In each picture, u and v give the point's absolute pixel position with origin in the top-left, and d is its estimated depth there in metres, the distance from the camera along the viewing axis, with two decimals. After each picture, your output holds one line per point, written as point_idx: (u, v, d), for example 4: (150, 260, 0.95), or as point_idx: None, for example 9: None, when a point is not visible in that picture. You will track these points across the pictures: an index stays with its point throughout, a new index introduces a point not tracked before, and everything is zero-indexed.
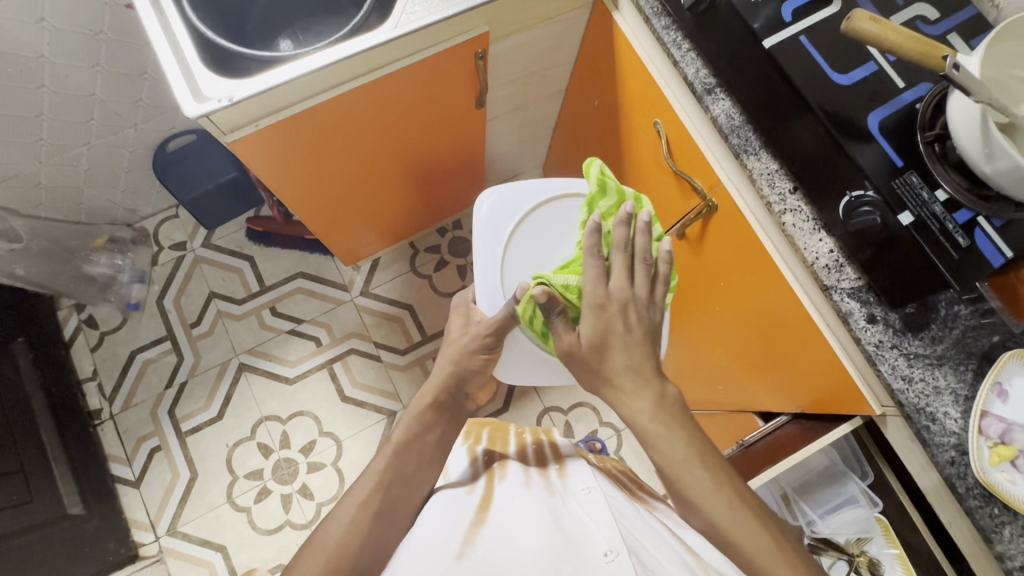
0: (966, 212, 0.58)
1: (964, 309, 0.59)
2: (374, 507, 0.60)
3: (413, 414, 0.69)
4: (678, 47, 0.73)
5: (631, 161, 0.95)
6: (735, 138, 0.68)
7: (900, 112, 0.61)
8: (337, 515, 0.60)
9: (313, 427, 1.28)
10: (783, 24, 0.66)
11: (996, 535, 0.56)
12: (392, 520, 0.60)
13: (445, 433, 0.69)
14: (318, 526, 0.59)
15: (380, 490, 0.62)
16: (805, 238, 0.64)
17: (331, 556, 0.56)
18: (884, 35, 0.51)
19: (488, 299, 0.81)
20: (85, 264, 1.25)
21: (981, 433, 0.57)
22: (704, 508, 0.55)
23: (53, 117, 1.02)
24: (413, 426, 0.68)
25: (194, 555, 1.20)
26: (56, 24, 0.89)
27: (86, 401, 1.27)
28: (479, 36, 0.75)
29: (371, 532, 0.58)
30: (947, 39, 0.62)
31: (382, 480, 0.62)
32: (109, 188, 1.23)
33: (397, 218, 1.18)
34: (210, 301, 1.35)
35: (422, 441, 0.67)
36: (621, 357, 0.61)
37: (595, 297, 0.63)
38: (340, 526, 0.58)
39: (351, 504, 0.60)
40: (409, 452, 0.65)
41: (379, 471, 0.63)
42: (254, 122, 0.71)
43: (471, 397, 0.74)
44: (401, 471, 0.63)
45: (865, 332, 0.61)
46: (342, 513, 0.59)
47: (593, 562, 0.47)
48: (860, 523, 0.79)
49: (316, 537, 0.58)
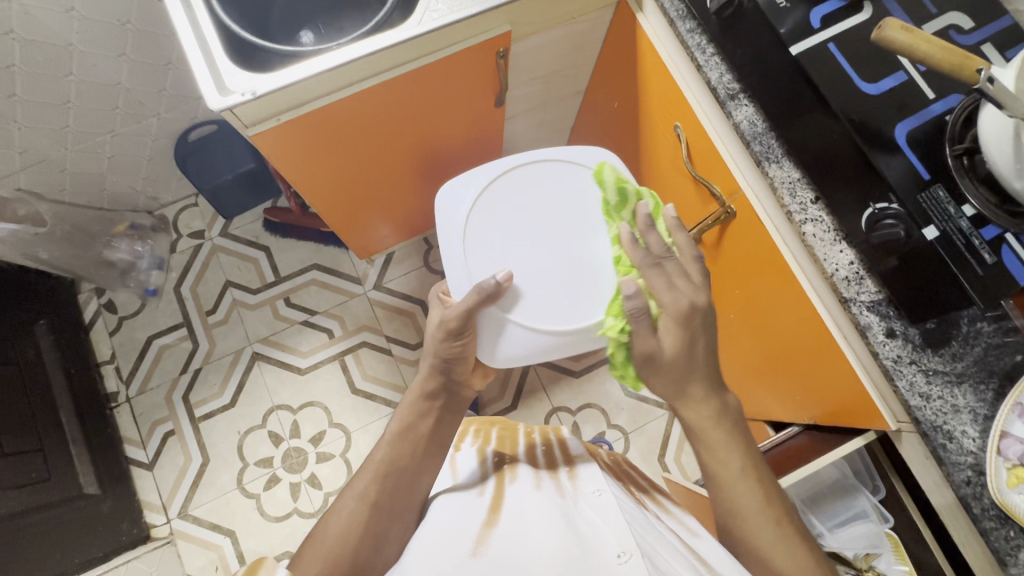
0: (993, 228, 0.56)
1: (986, 326, 0.58)
2: (371, 499, 0.62)
3: (408, 400, 0.71)
4: (702, 51, 0.72)
5: (649, 164, 0.94)
6: (757, 144, 0.68)
7: (928, 124, 0.60)
8: (338, 507, 0.62)
9: (323, 418, 1.29)
10: (811, 30, 0.65)
11: (1011, 558, 0.55)
12: (398, 517, 0.63)
13: (441, 420, 0.71)
14: (318, 524, 0.61)
15: (378, 482, 0.64)
16: (825, 248, 0.64)
17: (333, 550, 0.58)
18: (915, 45, 0.49)
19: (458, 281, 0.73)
20: (106, 249, 1.27)
21: (1000, 454, 0.55)
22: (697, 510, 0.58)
23: (79, 104, 1.03)
24: (408, 416, 0.69)
25: (203, 538, 1.22)
26: (85, 13, 0.90)
27: (103, 383, 1.29)
28: (501, 35, 0.75)
29: (375, 526, 0.60)
30: (980, 50, 0.60)
31: (380, 470, 0.65)
32: (131, 175, 1.25)
33: (413, 214, 1.18)
34: (226, 289, 1.36)
35: (416, 429, 0.69)
36: None
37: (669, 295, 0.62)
38: (341, 520, 0.60)
39: (351, 496, 0.63)
40: (405, 441, 0.67)
41: (377, 462, 0.65)
42: (276, 116, 0.71)
43: (463, 383, 0.73)
44: (397, 463, 0.65)
45: (884, 346, 0.61)
46: (341, 507, 0.62)
47: (607, 562, 0.47)
48: (870, 537, 0.77)
49: (317, 533, 0.60)
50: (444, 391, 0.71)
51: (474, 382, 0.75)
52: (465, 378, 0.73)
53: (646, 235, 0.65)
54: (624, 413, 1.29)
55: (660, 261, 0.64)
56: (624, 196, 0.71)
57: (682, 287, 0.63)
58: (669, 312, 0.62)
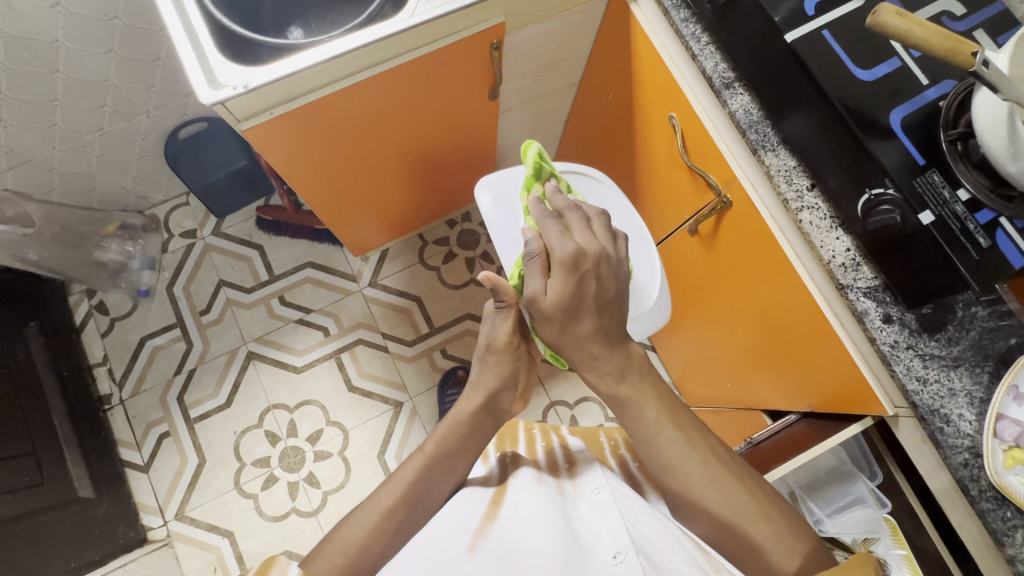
0: (988, 212, 0.57)
1: (981, 310, 0.58)
2: (398, 519, 0.61)
3: (450, 419, 0.67)
4: (696, 40, 0.73)
5: (644, 156, 0.94)
6: (753, 133, 0.69)
7: (923, 110, 0.60)
8: (359, 518, 0.61)
9: (320, 416, 1.29)
10: (807, 16, 0.65)
11: (1008, 538, 0.55)
12: (411, 528, 0.62)
13: (480, 441, 0.68)
14: (338, 527, 0.61)
15: (407, 503, 0.62)
16: (822, 236, 0.64)
17: (348, 558, 0.58)
18: (911, 30, 0.49)
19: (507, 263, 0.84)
20: (96, 250, 1.25)
21: (996, 436, 0.56)
22: (698, 501, 0.58)
23: (66, 102, 1.02)
24: (444, 428, 0.67)
25: (201, 540, 1.21)
26: (71, 9, 0.89)
27: (96, 385, 1.28)
28: (495, 26, 0.74)
29: (388, 542, 0.60)
30: (972, 36, 0.61)
31: (409, 490, 0.63)
32: (120, 174, 1.24)
33: (405, 210, 1.17)
34: (220, 289, 1.35)
35: (453, 448, 0.66)
36: (592, 322, 0.60)
37: (567, 254, 0.59)
38: (362, 531, 0.60)
39: (374, 511, 0.61)
40: (439, 465, 0.65)
41: (406, 482, 0.63)
42: (269, 110, 0.71)
43: (505, 409, 0.71)
44: (427, 482, 0.64)
45: (881, 332, 0.61)
46: (360, 521, 0.61)
47: (602, 564, 0.48)
48: (868, 523, 0.78)
49: (332, 539, 0.60)
50: (487, 412, 0.69)
51: (513, 404, 0.71)
52: (509, 406, 0.71)
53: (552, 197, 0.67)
54: None
55: (561, 216, 0.64)
56: (539, 171, 0.73)
57: (577, 237, 0.61)
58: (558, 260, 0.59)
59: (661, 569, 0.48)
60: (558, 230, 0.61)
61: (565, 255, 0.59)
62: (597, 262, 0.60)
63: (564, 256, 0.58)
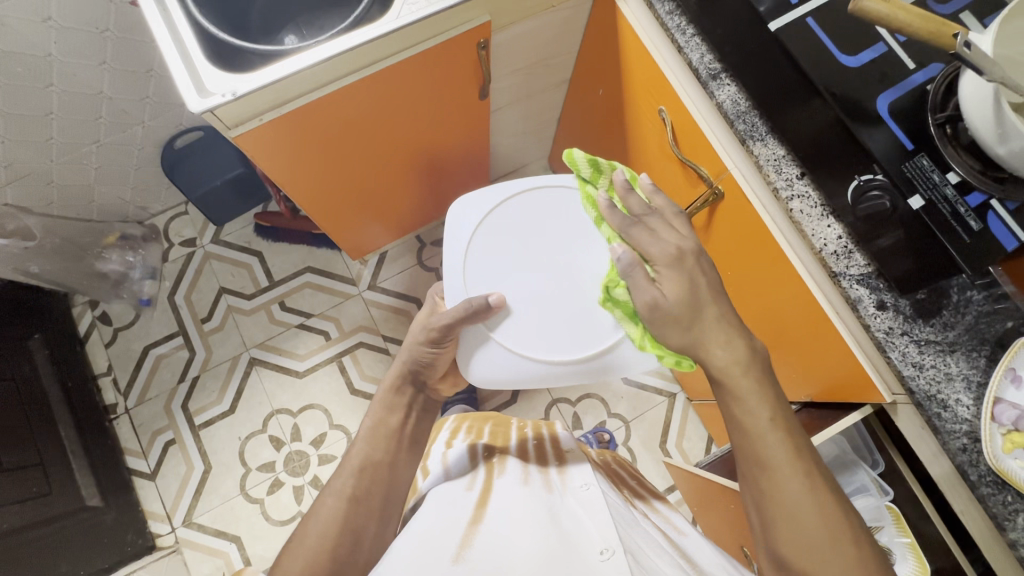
0: (978, 195, 0.56)
1: (976, 295, 0.58)
2: (348, 495, 0.63)
3: (377, 398, 0.72)
4: (682, 32, 0.74)
5: (636, 150, 0.95)
6: (741, 123, 0.69)
7: (910, 94, 0.60)
8: (318, 509, 0.63)
9: (324, 420, 1.29)
10: (789, 6, 0.65)
11: (1009, 522, 0.55)
12: (383, 516, 0.64)
13: (413, 413, 0.72)
14: (301, 522, 0.62)
15: (356, 478, 0.65)
16: (813, 224, 0.65)
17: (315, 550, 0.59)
18: (893, 14, 0.48)
19: (454, 298, 0.73)
20: (98, 261, 1.26)
21: (994, 420, 0.55)
22: None
23: (62, 115, 1.03)
24: (381, 411, 0.70)
25: (208, 546, 1.22)
26: (62, 23, 0.90)
27: (101, 395, 1.29)
28: (481, 25, 0.75)
29: (362, 524, 0.62)
30: (958, 19, 0.61)
31: (365, 468, 0.66)
32: (119, 185, 1.25)
33: (404, 211, 1.17)
34: (220, 296, 1.36)
35: (387, 423, 0.70)
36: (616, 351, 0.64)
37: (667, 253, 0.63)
38: (319, 521, 0.61)
39: (330, 496, 0.63)
40: (377, 441, 0.68)
41: (358, 464, 0.66)
42: (258, 116, 0.71)
43: (431, 387, 0.74)
44: (375, 460, 0.67)
45: (875, 318, 0.61)
46: (343, 507, 0.62)
47: (589, 560, 0.47)
48: (871, 511, 0.79)
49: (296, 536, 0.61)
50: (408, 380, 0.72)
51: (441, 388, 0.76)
52: (437, 383, 0.74)
53: (627, 198, 0.68)
54: (625, 401, 1.29)
55: (642, 219, 0.67)
56: (598, 168, 0.71)
57: (664, 236, 0.65)
58: (657, 260, 0.64)
59: (649, 568, 0.48)
60: (649, 235, 0.65)
61: (663, 254, 0.63)
62: (697, 255, 0.64)
63: (667, 257, 0.63)
